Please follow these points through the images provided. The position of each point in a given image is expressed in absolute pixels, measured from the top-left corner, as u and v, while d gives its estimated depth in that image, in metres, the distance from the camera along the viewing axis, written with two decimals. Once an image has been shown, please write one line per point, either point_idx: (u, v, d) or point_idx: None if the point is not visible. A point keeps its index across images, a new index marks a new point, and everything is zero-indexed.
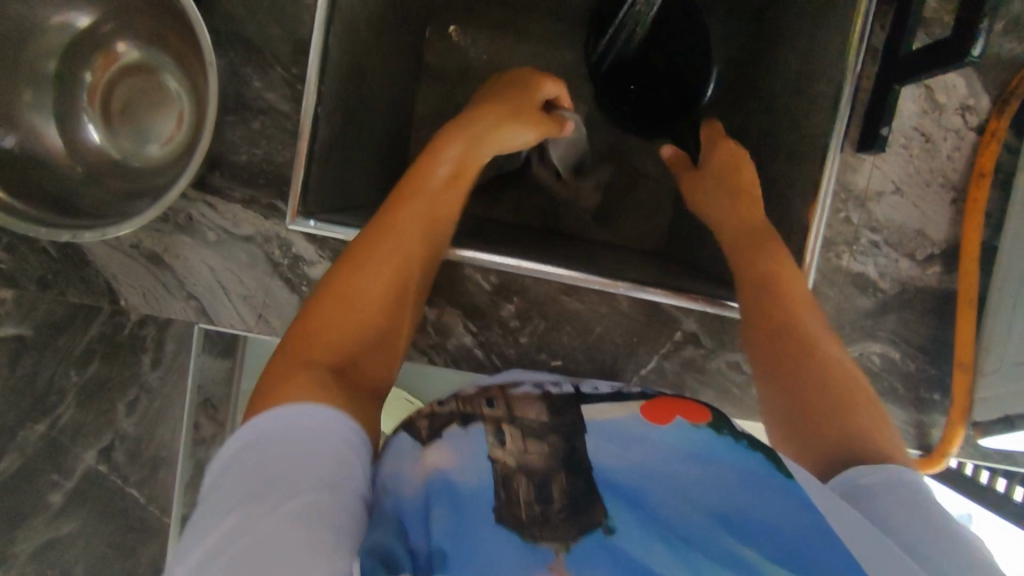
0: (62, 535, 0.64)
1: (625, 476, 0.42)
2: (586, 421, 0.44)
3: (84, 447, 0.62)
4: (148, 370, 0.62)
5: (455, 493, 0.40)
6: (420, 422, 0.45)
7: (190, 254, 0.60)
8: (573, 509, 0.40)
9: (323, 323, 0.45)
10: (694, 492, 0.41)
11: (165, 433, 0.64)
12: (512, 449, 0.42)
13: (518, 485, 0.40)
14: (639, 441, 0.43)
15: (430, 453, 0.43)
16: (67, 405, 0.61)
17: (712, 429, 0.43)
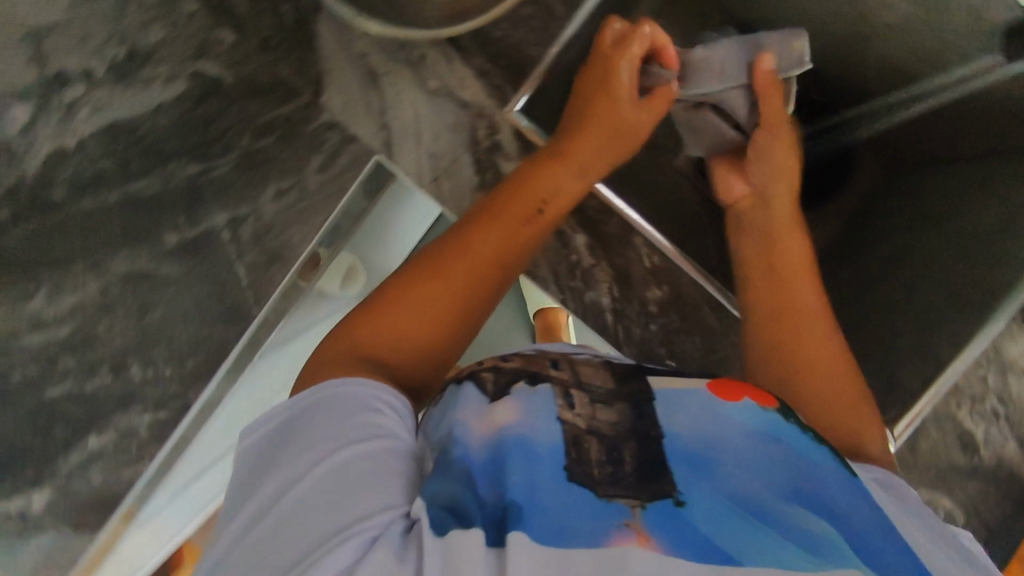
0: (156, 272, 0.63)
1: (687, 441, 0.41)
2: (651, 387, 0.44)
3: (217, 208, 0.62)
4: (313, 172, 0.61)
5: (526, 442, 0.39)
6: (484, 375, 0.44)
7: (405, 88, 0.61)
8: (643, 473, 0.38)
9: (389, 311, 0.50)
10: (767, 475, 0.40)
11: (296, 233, 0.62)
12: (582, 414, 0.41)
13: (588, 446, 0.39)
14: (707, 415, 0.43)
15: (498, 407, 0.41)
16: (226, 162, 0.62)
17: (779, 414, 0.43)
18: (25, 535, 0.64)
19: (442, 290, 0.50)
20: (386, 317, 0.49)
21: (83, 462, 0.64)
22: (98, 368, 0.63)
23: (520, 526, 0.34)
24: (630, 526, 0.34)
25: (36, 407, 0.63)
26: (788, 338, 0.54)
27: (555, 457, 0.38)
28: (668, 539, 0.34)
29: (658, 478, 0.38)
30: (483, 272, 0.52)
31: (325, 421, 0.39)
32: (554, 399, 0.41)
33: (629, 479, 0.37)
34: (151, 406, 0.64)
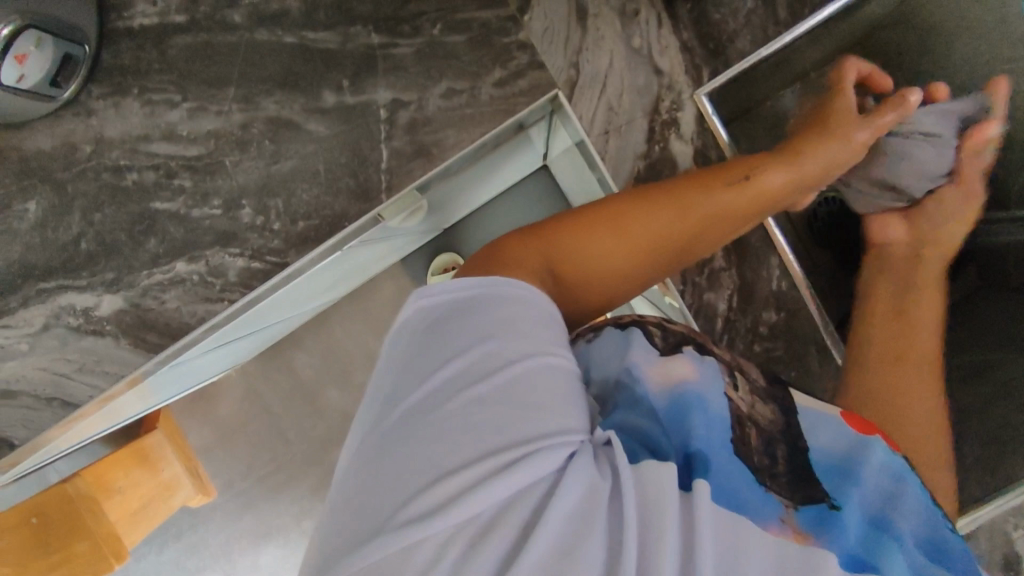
0: (301, 126, 0.61)
1: (828, 453, 0.36)
2: (792, 399, 0.40)
3: (385, 85, 0.61)
4: (489, 84, 0.61)
5: (701, 405, 0.36)
6: (651, 330, 0.42)
7: (607, 36, 0.60)
8: (796, 478, 0.34)
9: (595, 241, 0.44)
10: (914, 505, 0.34)
11: (451, 136, 0.61)
12: (744, 398, 0.38)
13: (749, 430, 0.36)
14: (841, 429, 0.37)
15: (672, 360, 0.38)
16: (410, 45, 0.61)
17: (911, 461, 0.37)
18: (84, 333, 0.63)
19: (630, 250, 0.44)
20: (573, 246, 0.43)
21: (164, 283, 0.63)
22: (212, 198, 0.62)
23: (703, 475, 0.32)
24: (786, 522, 0.31)
25: (141, 214, 0.62)
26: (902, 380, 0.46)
27: (726, 427, 0.36)
28: (829, 538, 0.31)
29: (807, 484, 0.34)
30: (656, 256, 0.46)
31: (514, 319, 0.35)
32: (722, 374, 0.38)
33: (783, 478, 0.34)
34: (248, 254, 0.63)
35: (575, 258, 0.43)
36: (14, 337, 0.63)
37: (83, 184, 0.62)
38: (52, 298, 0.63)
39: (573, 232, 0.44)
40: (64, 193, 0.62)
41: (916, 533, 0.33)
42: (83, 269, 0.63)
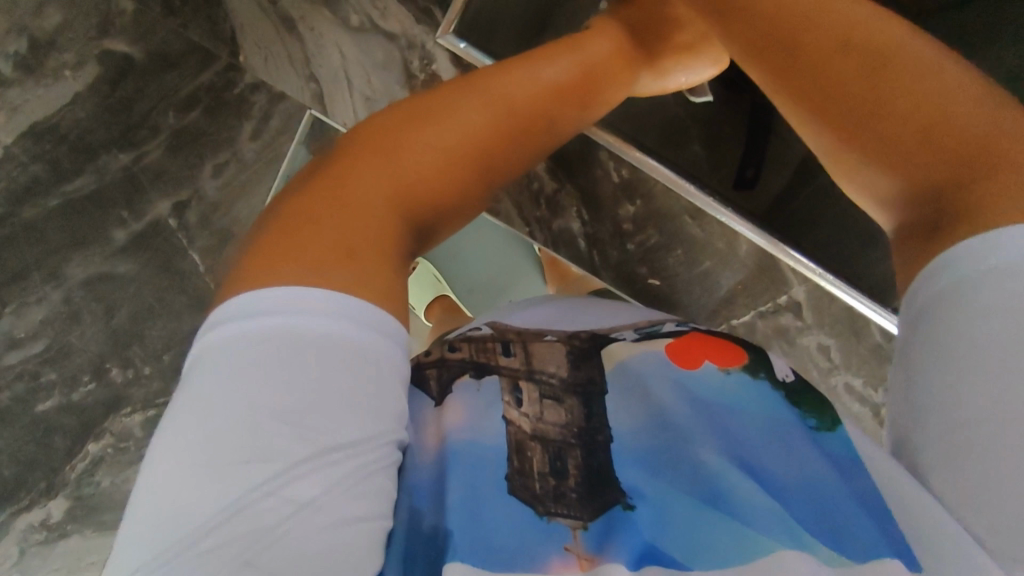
0: (114, 274, 0.61)
1: (640, 428, 0.33)
2: (607, 367, 0.36)
3: (159, 195, 0.60)
4: (247, 140, 0.59)
5: (471, 464, 0.31)
6: (427, 368, 0.36)
7: (326, 31, 0.59)
8: (587, 486, 0.31)
9: (347, 172, 0.29)
10: (737, 446, 0.32)
11: (244, 208, 0.60)
12: (529, 413, 0.33)
13: (532, 454, 0.32)
14: (656, 383, 0.35)
15: (444, 411, 0.33)
16: (157, 145, 0.59)
17: (747, 373, 0.35)
18: (52, 543, 0.63)
19: (420, 175, 0.30)
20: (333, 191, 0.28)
21: (88, 469, 0.63)
22: (80, 375, 0.62)
23: (453, 554, 0.28)
24: (573, 552, 0.28)
25: (33, 422, 0.62)
26: (889, 102, 0.30)
27: (497, 468, 0.31)
28: (614, 549, 0.28)
29: (603, 486, 0.31)
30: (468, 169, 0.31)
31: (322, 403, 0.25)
32: (501, 397, 0.33)
33: (573, 494, 0.30)
34: (140, 406, 0.63)
35: (355, 228, 0.28)
36: None
37: None
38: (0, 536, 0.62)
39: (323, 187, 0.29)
40: None
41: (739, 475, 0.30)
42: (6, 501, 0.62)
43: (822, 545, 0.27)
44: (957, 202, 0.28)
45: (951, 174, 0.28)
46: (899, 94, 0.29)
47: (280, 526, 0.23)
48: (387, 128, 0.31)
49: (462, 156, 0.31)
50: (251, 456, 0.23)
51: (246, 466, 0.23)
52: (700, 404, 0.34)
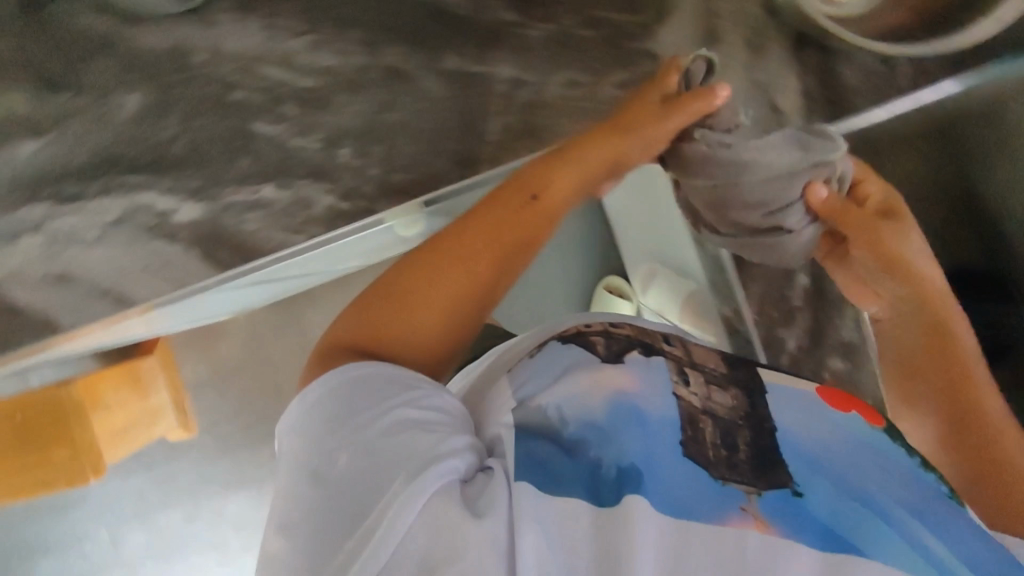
0: (419, 85, 0.61)
1: (806, 441, 0.44)
2: (758, 379, 0.48)
3: (508, 64, 0.61)
4: (609, 84, 0.62)
5: (642, 415, 0.43)
6: (597, 339, 0.48)
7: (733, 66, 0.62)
8: (756, 462, 0.42)
9: (406, 267, 0.44)
10: (901, 491, 0.42)
11: (562, 124, 0.63)
12: (698, 392, 0.46)
13: (704, 428, 0.43)
14: (816, 419, 0.46)
15: (615, 371, 0.45)
16: (543, 29, 0.61)
17: (886, 434, 0.47)
18: (156, 234, 0.64)
19: (457, 273, 0.44)
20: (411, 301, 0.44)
21: (247, 204, 0.63)
22: (315, 130, 0.62)
23: (646, 491, 0.39)
24: (748, 510, 0.38)
25: (241, 130, 0.62)
26: (997, 461, 0.49)
27: (674, 432, 0.43)
28: (788, 529, 0.37)
29: (766, 466, 0.42)
30: (479, 263, 0.45)
31: (366, 391, 0.40)
32: (670, 372, 0.46)
33: (744, 464, 0.41)
34: (338, 192, 0.63)
35: (467, 292, 0.45)
36: (84, 224, 0.63)
37: (187, 89, 0.62)
38: (133, 193, 0.63)
39: (370, 321, 0.44)
40: (168, 92, 0.62)
41: (903, 509, 0.41)
42: (168, 171, 0.62)
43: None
44: (1005, 521, 0.47)
45: (996, 505, 0.47)
46: (995, 434, 0.51)
47: (360, 471, 0.38)
48: (502, 224, 0.46)
49: (445, 302, 0.44)
50: (319, 456, 0.39)
51: (313, 455, 0.39)
52: (836, 433, 0.45)
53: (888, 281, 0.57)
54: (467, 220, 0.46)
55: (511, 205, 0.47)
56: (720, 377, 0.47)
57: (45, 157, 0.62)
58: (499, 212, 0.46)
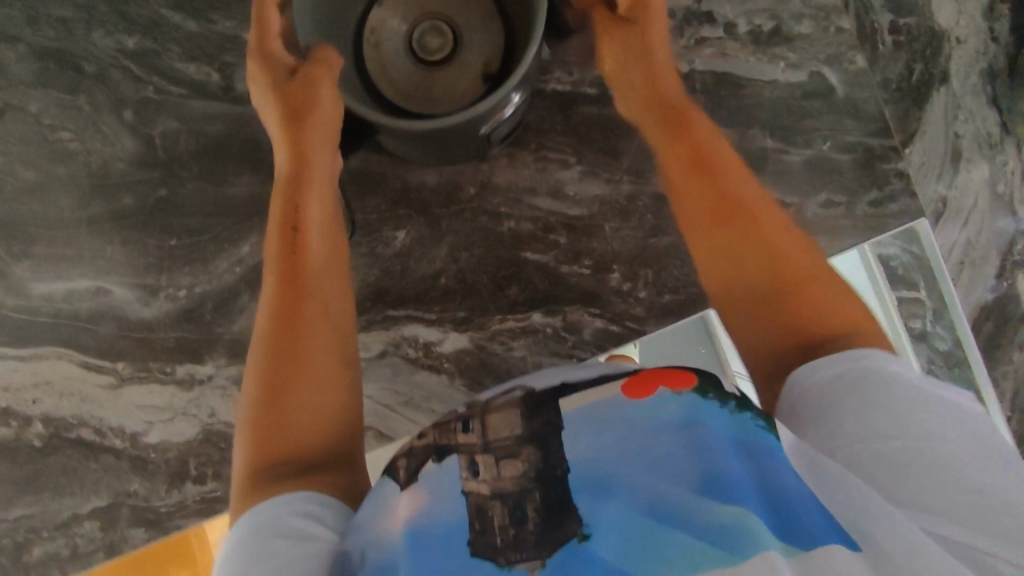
0: None
1: (639, 474, 0.35)
2: (564, 410, 0.38)
3: (771, 186, 0.63)
4: (865, 201, 0.63)
5: (420, 543, 0.35)
6: (397, 462, 0.40)
7: (977, 180, 0.64)
8: (542, 522, 0.35)
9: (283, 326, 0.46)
10: (687, 465, 0.35)
11: (824, 241, 0.63)
12: (487, 479, 0.36)
13: (492, 513, 0.35)
14: (613, 417, 0.37)
15: (401, 498, 0.37)
16: (801, 154, 0.63)
17: (698, 393, 0.37)
18: (420, 366, 0.61)
19: (322, 373, 0.44)
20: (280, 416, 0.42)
21: (515, 331, 0.61)
22: (584, 256, 0.62)
23: None
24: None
25: (509, 259, 0.62)
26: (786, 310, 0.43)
27: (458, 538, 0.35)
28: None
29: (557, 521, 0.35)
30: (299, 333, 0.45)
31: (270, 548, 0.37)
32: (461, 474, 0.37)
33: (533, 536, 0.35)
34: (608, 316, 0.62)
35: (300, 374, 0.44)
36: None
37: (457, 223, 0.62)
38: (397, 326, 0.62)
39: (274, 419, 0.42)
40: (437, 226, 0.62)
41: (694, 491, 0.34)
42: (432, 303, 0.62)
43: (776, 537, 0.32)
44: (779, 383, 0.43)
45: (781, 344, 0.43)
46: (761, 295, 0.44)
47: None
48: (300, 342, 0.45)
49: (299, 363, 0.44)
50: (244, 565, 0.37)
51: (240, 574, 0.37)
52: (635, 433, 0.36)
53: (697, 205, 0.49)
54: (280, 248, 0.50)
55: (290, 294, 0.47)
56: (515, 447, 0.37)
57: None
58: (301, 333, 0.46)
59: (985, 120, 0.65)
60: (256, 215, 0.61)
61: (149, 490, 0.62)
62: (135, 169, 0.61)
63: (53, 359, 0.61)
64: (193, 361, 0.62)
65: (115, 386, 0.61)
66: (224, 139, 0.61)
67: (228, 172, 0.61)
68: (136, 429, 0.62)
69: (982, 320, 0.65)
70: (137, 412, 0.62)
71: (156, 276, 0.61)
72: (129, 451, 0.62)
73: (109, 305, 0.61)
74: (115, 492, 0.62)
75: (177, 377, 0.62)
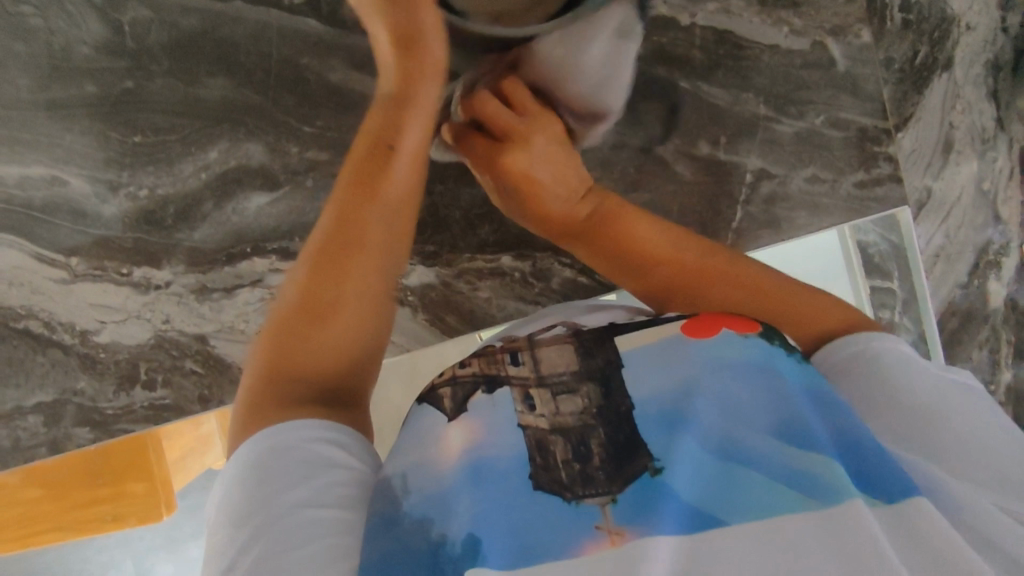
0: (668, 166, 0.62)
1: (708, 417, 0.41)
2: (622, 350, 0.45)
3: (758, 154, 0.62)
4: (850, 182, 0.63)
5: (490, 472, 0.41)
6: (443, 390, 0.45)
7: (965, 172, 0.64)
8: (612, 465, 0.41)
9: (323, 276, 0.45)
10: (755, 416, 0.41)
11: (804, 216, 0.62)
12: (545, 414, 0.43)
13: (555, 449, 0.41)
14: (676, 358, 0.44)
15: (457, 429, 0.43)
16: (792, 126, 0.62)
17: (762, 339, 0.44)
18: None
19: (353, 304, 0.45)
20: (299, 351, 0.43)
21: (483, 271, 0.61)
22: None
23: (488, 556, 0.37)
24: (603, 529, 0.38)
25: (485, 198, 0.60)
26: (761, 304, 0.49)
27: (521, 473, 0.41)
28: (644, 525, 0.38)
29: (623, 460, 0.41)
30: (349, 245, 0.46)
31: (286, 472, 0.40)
32: (515, 403, 0.43)
33: (600, 473, 0.40)
34: (577, 267, 0.61)
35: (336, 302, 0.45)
36: None
37: (435, 153, 0.60)
38: None
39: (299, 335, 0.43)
40: None
41: (768, 440, 0.40)
42: None
43: (859, 487, 0.38)
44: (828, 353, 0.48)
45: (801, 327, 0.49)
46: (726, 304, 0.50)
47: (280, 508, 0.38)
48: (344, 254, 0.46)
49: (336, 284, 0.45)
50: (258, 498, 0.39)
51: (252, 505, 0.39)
52: (698, 373, 0.43)
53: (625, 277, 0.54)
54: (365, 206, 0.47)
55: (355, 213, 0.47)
56: (567, 384, 0.44)
57: (280, 211, 0.61)
58: (347, 242, 0.46)
59: (982, 113, 0.64)
60: (228, 121, 0.60)
61: (97, 392, 0.60)
62: (102, 56, 0.60)
63: (5, 246, 0.60)
64: (150, 265, 0.60)
65: (68, 282, 0.60)
66: (199, 35, 0.60)
67: (201, 73, 0.60)
68: (87, 328, 0.60)
69: (949, 315, 0.64)
70: (89, 310, 0.60)
71: (118, 171, 0.60)
72: (78, 349, 0.60)
73: (67, 197, 0.60)
74: (61, 388, 0.60)
75: (133, 279, 0.60)
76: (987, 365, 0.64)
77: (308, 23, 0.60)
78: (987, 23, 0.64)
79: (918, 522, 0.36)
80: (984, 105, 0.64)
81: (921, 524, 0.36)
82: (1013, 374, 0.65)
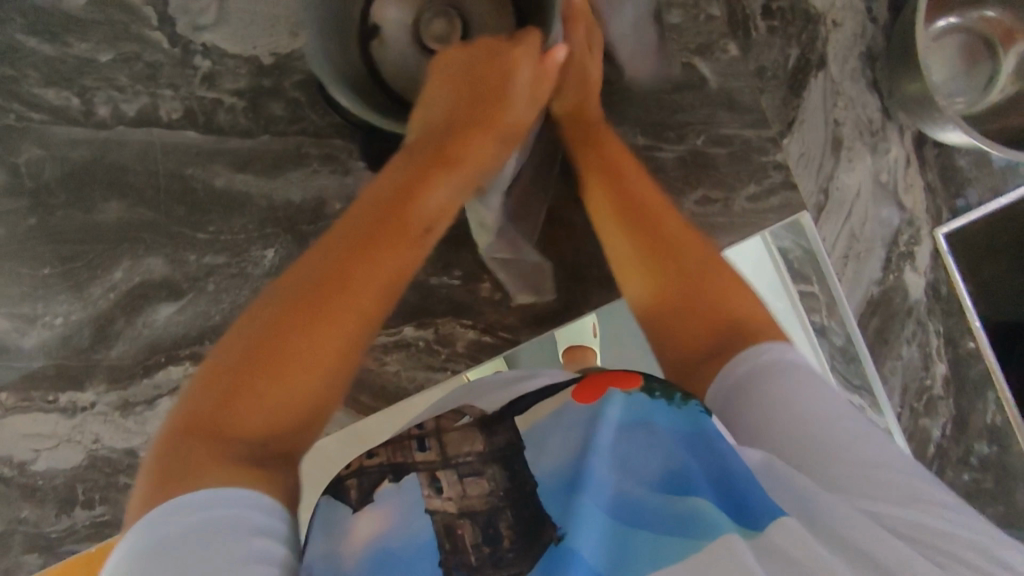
0: (557, 214, 0.62)
1: (605, 471, 0.40)
2: (520, 430, 0.44)
3: None
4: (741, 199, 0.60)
5: (394, 563, 0.36)
6: (349, 482, 0.42)
7: (859, 167, 0.63)
8: (521, 534, 0.38)
9: (284, 324, 0.38)
10: (643, 470, 0.40)
11: None
12: (452, 495, 0.40)
13: (463, 532, 0.38)
14: (567, 421, 0.43)
15: (364, 518, 0.39)
16: (673, 151, 0.61)
17: (644, 392, 0.44)
18: None
19: (331, 348, 0.39)
20: (256, 395, 0.36)
21: (389, 345, 0.61)
22: (453, 268, 0.62)
23: None
24: None
25: None
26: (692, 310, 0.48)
27: (429, 558, 0.37)
28: None
29: (529, 534, 0.38)
30: (320, 293, 0.39)
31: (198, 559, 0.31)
32: (421, 488, 0.40)
33: (509, 554, 0.37)
34: (479, 327, 0.61)
35: (284, 356, 0.37)
36: None
37: None
38: None
39: (246, 392, 0.36)
40: (306, 243, 0.63)
41: (655, 494, 0.39)
42: None
43: (733, 521, 0.36)
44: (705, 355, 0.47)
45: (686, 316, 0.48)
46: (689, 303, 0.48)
47: None
48: (310, 304, 0.39)
49: (267, 350, 0.37)
50: None
51: None
52: (585, 433, 0.42)
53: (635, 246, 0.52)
54: (358, 260, 0.40)
55: (330, 275, 0.40)
56: (474, 462, 0.41)
57: (187, 317, 0.63)
58: (304, 309, 0.38)
59: (865, 106, 0.63)
60: (127, 239, 0.63)
61: (39, 518, 0.62)
62: (2, 198, 0.62)
63: None
64: (75, 388, 0.63)
65: None
66: (91, 164, 0.63)
67: (96, 199, 0.63)
68: (23, 458, 0.62)
69: (869, 315, 0.62)
70: (22, 441, 0.62)
71: (33, 305, 0.62)
72: (17, 480, 0.62)
73: None
74: (6, 520, 0.62)
75: (61, 405, 0.63)
76: (921, 359, 0.62)
77: (188, 134, 0.63)
78: (853, 17, 0.64)
79: (792, 538, 0.34)
80: (865, 99, 0.63)
81: (793, 543, 0.34)
82: (946, 362, 0.63)
